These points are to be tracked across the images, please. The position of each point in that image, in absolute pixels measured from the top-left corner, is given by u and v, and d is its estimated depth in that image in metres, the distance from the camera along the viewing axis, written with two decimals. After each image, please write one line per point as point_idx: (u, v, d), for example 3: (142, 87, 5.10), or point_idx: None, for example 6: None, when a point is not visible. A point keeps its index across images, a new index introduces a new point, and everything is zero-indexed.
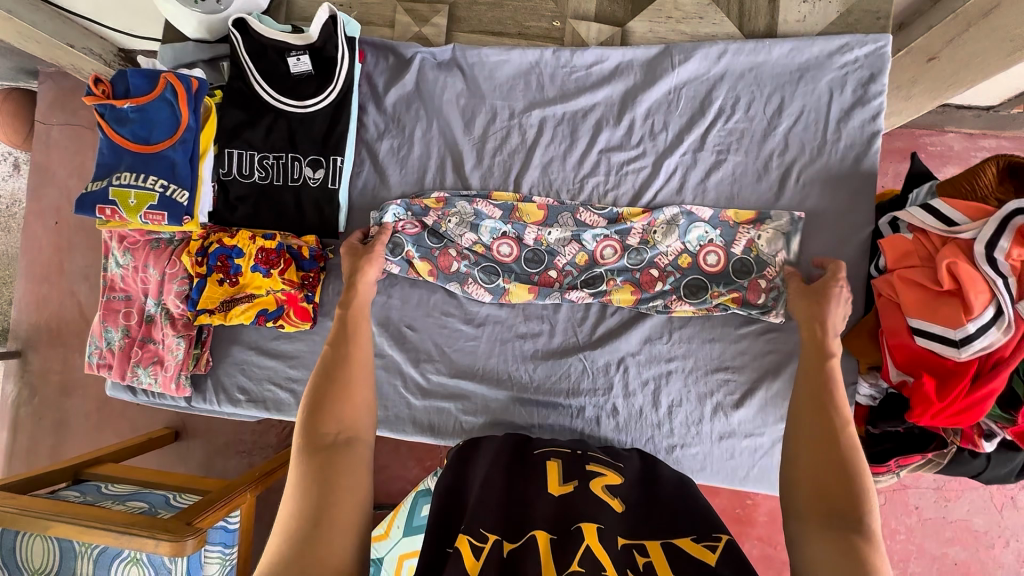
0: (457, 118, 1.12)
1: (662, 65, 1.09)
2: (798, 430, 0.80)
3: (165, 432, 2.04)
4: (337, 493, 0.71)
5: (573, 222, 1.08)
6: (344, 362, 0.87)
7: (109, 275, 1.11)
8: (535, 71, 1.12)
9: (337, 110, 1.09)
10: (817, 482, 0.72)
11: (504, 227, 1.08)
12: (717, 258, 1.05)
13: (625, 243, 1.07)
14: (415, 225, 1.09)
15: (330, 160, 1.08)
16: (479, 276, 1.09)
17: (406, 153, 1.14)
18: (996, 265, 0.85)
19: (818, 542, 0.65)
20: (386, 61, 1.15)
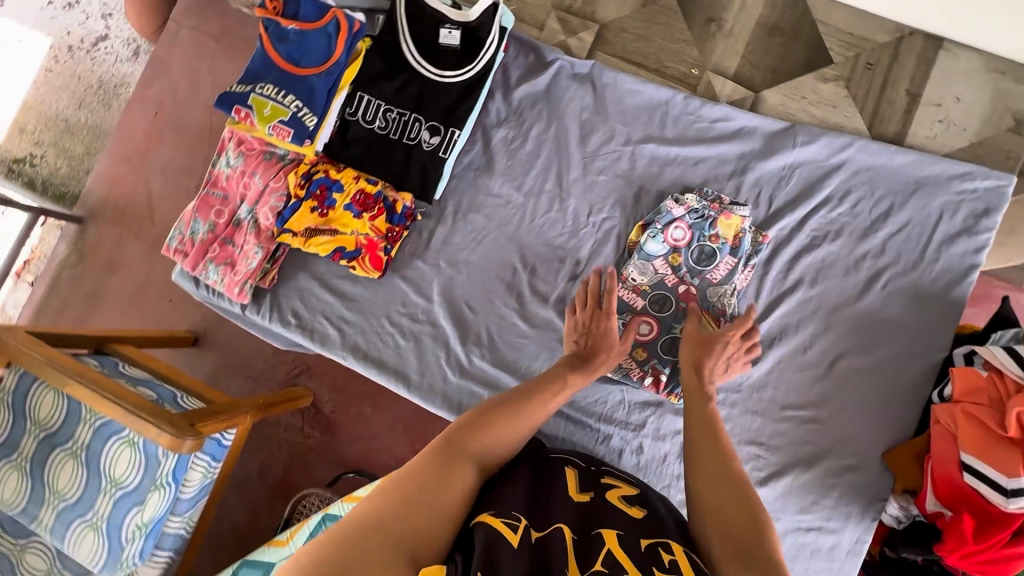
0: (576, 129, 1.17)
1: (783, 142, 1.12)
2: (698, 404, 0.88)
3: (186, 336, 2.09)
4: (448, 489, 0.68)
5: (650, 270, 1.11)
6: (512, 412, 0.81)
7: (216, 171, 1.17)
8: (662, 109, 1.16)
9: (469, 89, 1.15)
10: (734, 511, 0.70)
11: (637, 308, 1.11)
12: (649, 326, 1.10)
13: (687, 271, 1.10)
14: (648, 318, 1.10)
15: (448, 131, 1.13)
16: (650, 306, 1.11)
17: (518, 146, 1.18)
18: None
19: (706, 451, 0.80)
20: (526, 58, 1.20)
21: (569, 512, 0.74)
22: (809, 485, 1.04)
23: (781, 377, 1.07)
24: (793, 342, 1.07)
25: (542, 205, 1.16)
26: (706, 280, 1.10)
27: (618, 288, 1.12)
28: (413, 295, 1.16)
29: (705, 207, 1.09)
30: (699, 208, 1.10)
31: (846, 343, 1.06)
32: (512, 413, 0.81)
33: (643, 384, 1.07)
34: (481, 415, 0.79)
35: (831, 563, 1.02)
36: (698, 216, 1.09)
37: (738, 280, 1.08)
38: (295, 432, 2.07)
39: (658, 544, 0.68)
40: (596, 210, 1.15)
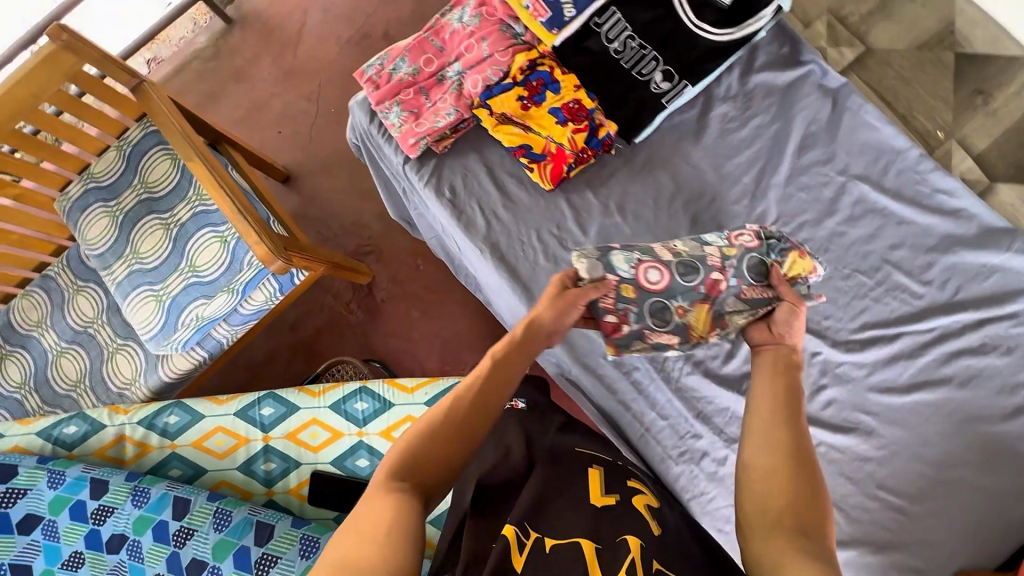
0: (798, 136, 1.12)
1: (997, 240, 1.06)
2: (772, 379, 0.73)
3: (281, 171, 2.12)
4: (381, 524, 0.59)
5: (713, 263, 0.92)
6: (452, 416, 0.70)
7: (443, 22, 1.15)
8: (890, 156, 1.10)
9: (717, 52, 1.10)
10: (792, 516, 0.59)
11: (641, 254, 0.93)
12: (659, 275, 0.92)
13: (730, 268, 0.91)
14: (653, 265, 0.92)
15: (680, 81, 1.09)
16: (676, 270, 0.92)
17: (734, 129, 1.14)
18: None
19: (771, 440, 0.66)
20: (779, 49, 1.15)
21: (583, 517, 0.71)
22: (869, 569, 1.02)
23: (890, 458, 1.04)
24: (916, 431, 1.04)
25: (731, 195, 1.12)
26: (737, 290, 0.89)
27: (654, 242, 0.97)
28: (572, 222, 1.14)
29: (780, 235, 0.93)
30: (779, 233, 0.93)
31: (968, 457, 1.02)
32: (447, 432, 0.69)
33: (610, 324, 0.91)
34: (409, 448, 0.68)
35: None
36: (770, 237, 0.92)
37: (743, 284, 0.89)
38: (340, 302, 2.07)
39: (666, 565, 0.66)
40: (782, 222, 1.11)
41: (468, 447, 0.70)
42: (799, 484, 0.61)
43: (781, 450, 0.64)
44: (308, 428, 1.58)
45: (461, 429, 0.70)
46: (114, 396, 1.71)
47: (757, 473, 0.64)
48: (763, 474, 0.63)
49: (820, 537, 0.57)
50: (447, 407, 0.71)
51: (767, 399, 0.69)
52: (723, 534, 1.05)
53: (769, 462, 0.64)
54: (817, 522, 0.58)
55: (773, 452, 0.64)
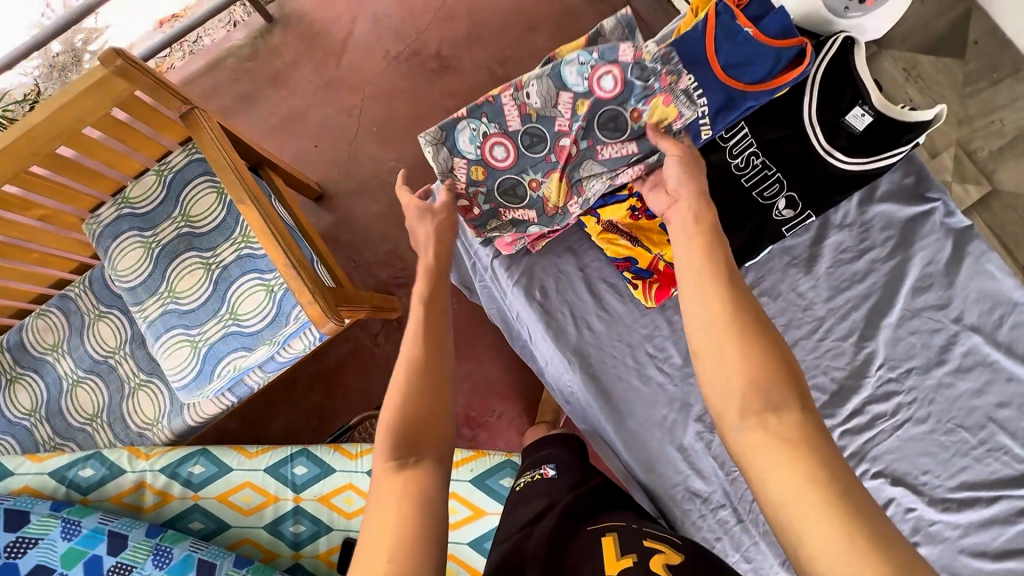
0: (915, 276, 1.07)
1: None
2: (712, 275, 0.66)
3: (315, 189, 1.80)
4: (394, 515, 0.60)
5: (554, 119, 0.93)
6: (416, 373, 0.70)
7: None
8: (1010, 308, 1.05)
9: (846, 181, 1.04)
10: (803, 462, 0.53)
11: (494, 126, 0.95)
12: (501, 150, 0.96)
13: (581, 130, 0.93)
14: (501, 139, 0.96)
15: (802, 212, 1.06)
16: (519, 139, 0.96)
17: (847, 260, 1.09)
18: None
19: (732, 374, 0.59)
20: (904, 178, 1.09)
21: None
22: None
23: None
24: None
25: (837, 330, 1.07)
26: (593, 151, 0.95)
27: (506, 91, 0.93)
28: (670, 342, 1.07)
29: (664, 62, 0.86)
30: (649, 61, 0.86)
31: None
32: (426, 386, 0.70)
33: None
34: (394, 425, 0.67)
35: None
36: (638, 80, 0.87)
37: (616, 173, 0.95)
38: (368, 333, 1.78)
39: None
40: (889, 367, 1.06)
41: (442, 391, 0.70)
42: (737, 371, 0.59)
43: (721, 329, 0.61)
44: (340, 493, 1.43)
45: (433, 376, 0.71)
46: (133, 435, 1.60)
47: (711, 358, 0.61)
48: (725, 379, 0.60)
49: (810, 432, 0.55)
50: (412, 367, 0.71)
51: (710, 307, 0.63)
52: None
53: (754, 408, 0.57)
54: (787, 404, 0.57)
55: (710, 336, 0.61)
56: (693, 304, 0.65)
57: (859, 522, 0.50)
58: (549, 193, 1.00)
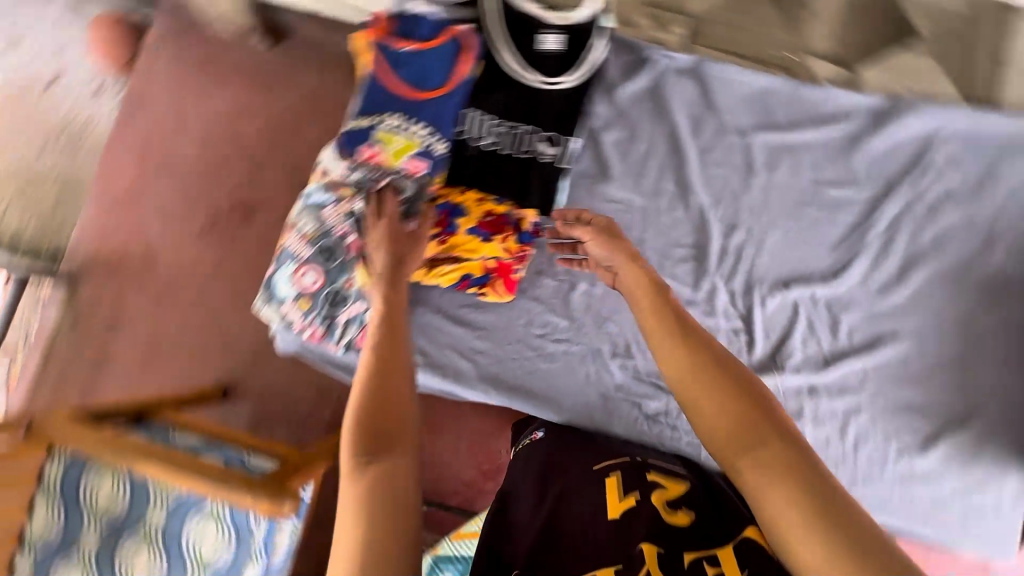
0: (686, 124, 1.15)
1: (890, 117, 1.14)
2: (671, 335, 0.67)
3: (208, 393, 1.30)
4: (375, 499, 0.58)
5: (330, 226, 1.03)
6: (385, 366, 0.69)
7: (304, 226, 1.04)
8: (767, 97, 1.15)
9: (578, 93, 1.11)
10: (794, 484, 0.52)
11: (295, 261, 1.05)
12: (309, 276, 1.04)
13: (351, 221, 1.01)
14: (302, 267, 1.04)
15: (565, 140, 1.09)
16: (315, 259, 1.04)
17: (629, 149, 1.15)
18: None
19: (722, 411, 0.59)
20: (624, 57, 1.17)
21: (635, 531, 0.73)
22: (967, 446, 1.07)
23: (925, 343, 1.10)
24: (927, 311, 1.10)
25: (664, 206, 1.14)
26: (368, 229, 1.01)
27: (290, 235, 1.07)
28: (548, 314, 1.11)
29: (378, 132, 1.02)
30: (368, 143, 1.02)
31: (975, 305, 1.11)
32: (391, 370, 0.68)
33: (304, 335, 1.08)
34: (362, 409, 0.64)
35: (1000, 520, 1.06)
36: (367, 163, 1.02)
37: None
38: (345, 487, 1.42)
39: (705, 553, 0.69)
40: (720, 205, 1.13)
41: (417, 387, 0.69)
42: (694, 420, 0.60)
43: (691, 379, 0.61)
44: None
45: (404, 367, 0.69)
46: None
47: (685, 403, 0.62)
48: (697, 420, 0.60)
49: (795, 463, 0.53)
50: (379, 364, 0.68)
51: (678, 368, 0.63)
52: None
53: (733, 435, 0.57)
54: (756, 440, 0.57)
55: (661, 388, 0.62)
56: (662, 361, 0.65)
57: (826, 523, 0.49)
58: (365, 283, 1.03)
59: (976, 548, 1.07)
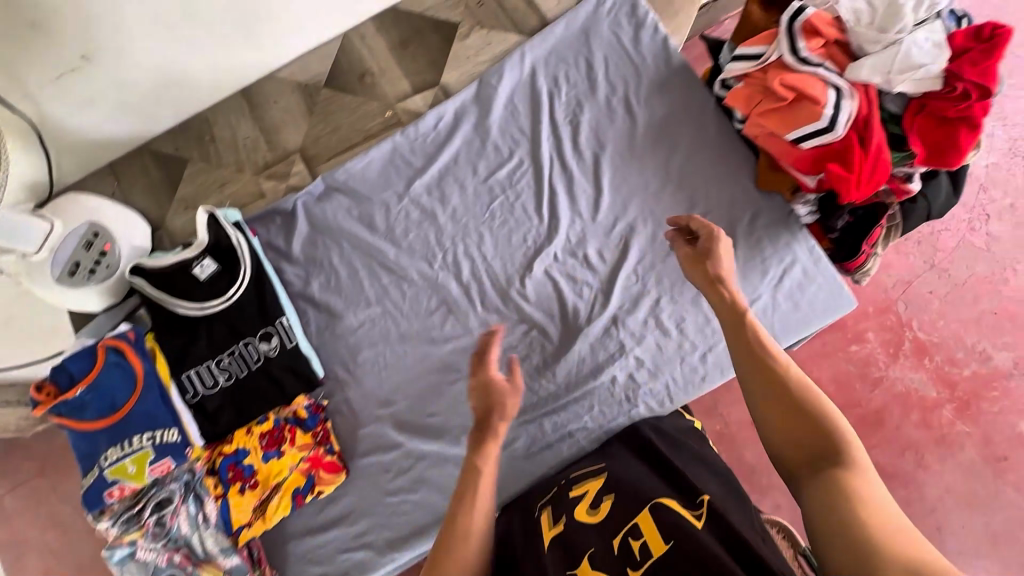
0: (359, 226, 1.22)
1: (487, 93, 1.26)
2: (751, 380, 0.80)
3: None
4: None
5: (150, 564, 1.02)
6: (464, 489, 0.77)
7: None
8: (396, 155, 1.25)
9: (259, 285, 1.16)
10: (856, 518, 0.61)
11: None
12: None
13: (163, 545, 1.02)
14: None
15: (277, 326, 1.13)
16: None
17: (337, 280, 1.21)
18: (810, 61, 1.05)
19: (804, 462, 0.71)
20: (275, 222, 1.24)
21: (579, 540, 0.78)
22: (749, 255, 1.14)
23: (656, 213, 1.18)
24: (635, 191, 1.19)
25: (396, 295, 1.19)
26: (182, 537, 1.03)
27: None
28: (385, 454, 1.13)
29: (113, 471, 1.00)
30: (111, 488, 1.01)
31: (662, 155, 1.20)
32: (464, 493, 0.76)
33: None
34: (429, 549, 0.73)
35: (818, 280, 1.12)
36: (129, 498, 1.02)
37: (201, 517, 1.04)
38: None
39: (627, 530, 0.76)
40: (432, 257, 1.20)
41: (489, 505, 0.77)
42: (793, 421, 0.75)
43: (779, 409, 0.76)
44: None
45: (480, 481, 0.77)
46: None
47: (783, 423, 0.75)
48: (782, 427, 0.75)
49: (848, 490, 0.65)
50: (460, 494, 0.76)
51: (770, 410, 0.77)
52: (707, 374, 1.10)
53: (822, 482, 0.68)
54: (828, 449, 0.71)
55: (780, 400, 0.76)
56: (754, 404, 0.79)
57: (873, 537, 0.59)
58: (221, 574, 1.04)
59: (827, 314, 1.12)
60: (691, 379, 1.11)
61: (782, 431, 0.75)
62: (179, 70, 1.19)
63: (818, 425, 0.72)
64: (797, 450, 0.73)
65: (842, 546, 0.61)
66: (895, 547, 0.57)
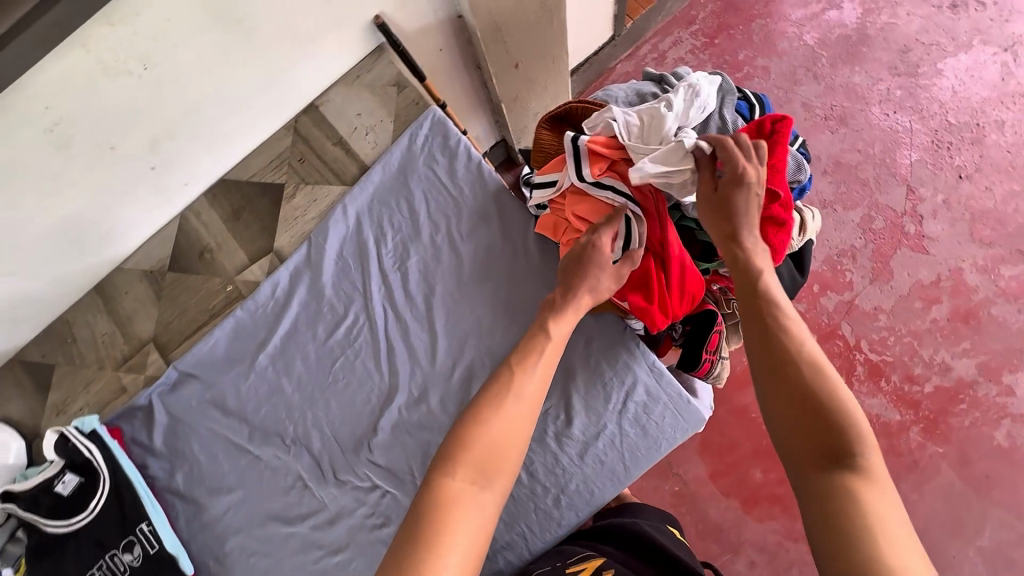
0: (214, 409, 1.24)
1: (317, 252, 1.26)
2: (773, 364, 0.78)
3: None
4: (451, 517, 0.71)
5: None
6: (491, 418, 0.82)
7: None
8: (241, 330, 1.26)
9: (119, 493, 1.18)
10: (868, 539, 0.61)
11: None
12: None
13: None
14: None
15: (138, 533, 1.15)
16: None
17: (199, 468, 1.22)
18: (599, 186, 0.99)
19: (817, 464, 0.70)
20: (137, 417, 1.27)
21: None
22: (588, 382, 1.10)
23: (494, 350, 1.15)
24: (470, 330, 1.17)
25: (256, 476, 1.19)
26: None
27: None
28: None
29: None
30: None
31: (490, 289, 1.18)
32: (506, 422, 0.82)
33: None
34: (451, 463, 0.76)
35: (663, 399, 1.07)
36: None
37: None
38: None
39: None
40: (285, 430, 1.20)
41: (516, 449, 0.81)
42: (811, 414, 0.72)
43: (801, 397, 0.74)
44: None
45: (523, 412, 0.84)
46: None
47: (804, 410, 0.73)
48: (792, 423, 0.74)
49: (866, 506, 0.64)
50: (500, 411, 0.83)
51: (785, 401, 0.75)
52: (562, 516, 1.07)
53: (834, 488, 0.66)
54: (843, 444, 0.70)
55: (796, 385, 0.75)
56: (769, 390, 0.77)
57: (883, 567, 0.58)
58: None
59: (677, 433, 1.06)
60: (548, 524, 1.07)
61: (786, 415, 0.75)
62: (18, 295, 1.23)
63: (825, 412, 0.72)
64: (799, 436, 0.72)
65: (835, 539, 0.62)
66: (892, 549, 0.59)
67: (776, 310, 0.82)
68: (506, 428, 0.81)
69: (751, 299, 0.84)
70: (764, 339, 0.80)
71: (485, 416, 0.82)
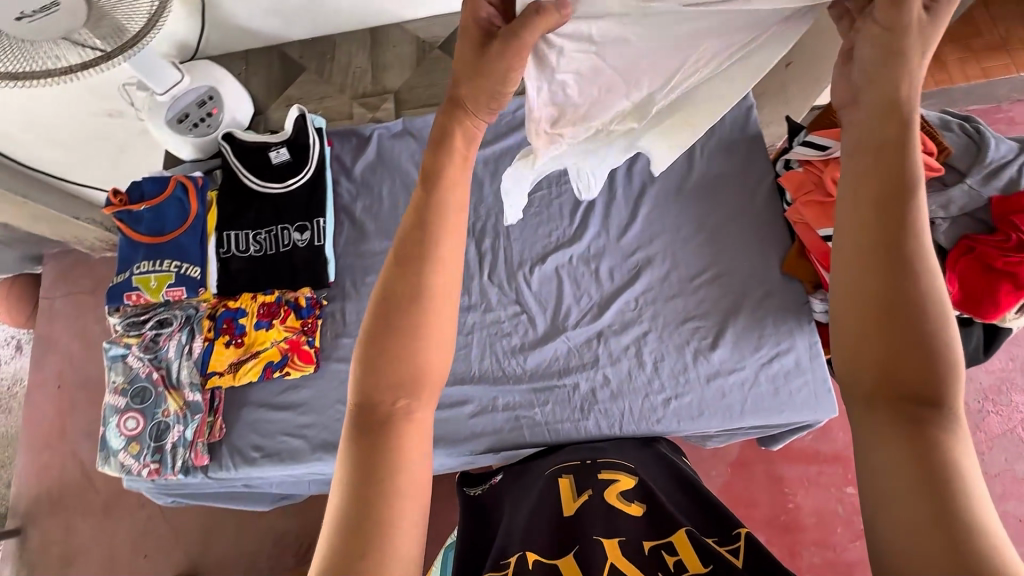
0: (415, 170, 1.35)
1: None
2: (864, 256, 0.47)
3: None
4: (387, 474, 0.48)
5: (132, 370, 1.20)
6: (411, 323, 0.51)
7: (118, 379, 1.20)
8: None
9: (314, 185, 1.30)
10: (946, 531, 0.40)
11: (122, 406, 1.19)
12: (135, 421, 1.18)
13: (151, 360, 1.19)
14: (132, 413, 1.18)
15: (314, 223, 1.27)
16: (134, 402, 1.19)
17: (378, 208, 1.34)
18: None
19: (887, 412, 0.45)
20: (351, 142, 1.40)
21: (597, 522, 0.69)
22: (748, 325, 1.15)
23: (678, 256, 1.22)
24: (667, 229, 1.24)
25: None
26: (167, 359, 1.19)
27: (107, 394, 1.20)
28: None
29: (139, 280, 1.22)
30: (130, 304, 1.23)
31: (702, 208, 1.25)
32: (424, 322, 0.52)
33: (143, 474, 1.17)
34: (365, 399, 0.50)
35: (806, 375, 1.11)
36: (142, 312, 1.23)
37: (187, 350, 1.20)
38: None
39: (664, 542, 0.65)
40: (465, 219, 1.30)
41: (442, 357, 0.53)
42: (897, 344, 0.45)
43: (883, 322, 0.46)
44: None
45: (443, 310, 0.53)
46: None
47: (884, 337, 0.45)
48: (862, 353, 0.46)
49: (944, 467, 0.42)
50: (413, 303, 0.52)
51: (861, 326, 0.47)
52: (664, 417, 1.11)
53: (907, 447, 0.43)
54: (925, 387, 0.44)
55: (887, 304, 0.46)
56: (848, 299, 0.48)
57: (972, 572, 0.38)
58: (185, 403, 1.19)
59: (807, 410, 1.10)
60: (648, 416, 1.12)
61: (870, 359, 0.46)
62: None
63: (924, 348, 0.44)
64: (869, 378, 0.46)
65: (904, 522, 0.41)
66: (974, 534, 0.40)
67: (907, 172, 0.48)
68: (433, 335, 0.52)
69: (858, 169, 0.50)
70: (871, 222, 0.48)
71: (396, 314, 0.51)
